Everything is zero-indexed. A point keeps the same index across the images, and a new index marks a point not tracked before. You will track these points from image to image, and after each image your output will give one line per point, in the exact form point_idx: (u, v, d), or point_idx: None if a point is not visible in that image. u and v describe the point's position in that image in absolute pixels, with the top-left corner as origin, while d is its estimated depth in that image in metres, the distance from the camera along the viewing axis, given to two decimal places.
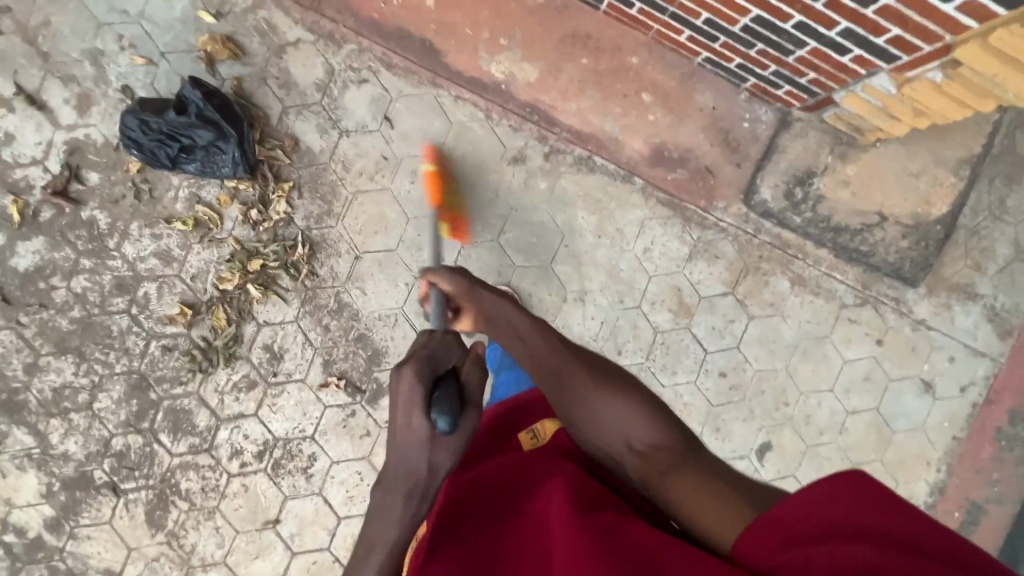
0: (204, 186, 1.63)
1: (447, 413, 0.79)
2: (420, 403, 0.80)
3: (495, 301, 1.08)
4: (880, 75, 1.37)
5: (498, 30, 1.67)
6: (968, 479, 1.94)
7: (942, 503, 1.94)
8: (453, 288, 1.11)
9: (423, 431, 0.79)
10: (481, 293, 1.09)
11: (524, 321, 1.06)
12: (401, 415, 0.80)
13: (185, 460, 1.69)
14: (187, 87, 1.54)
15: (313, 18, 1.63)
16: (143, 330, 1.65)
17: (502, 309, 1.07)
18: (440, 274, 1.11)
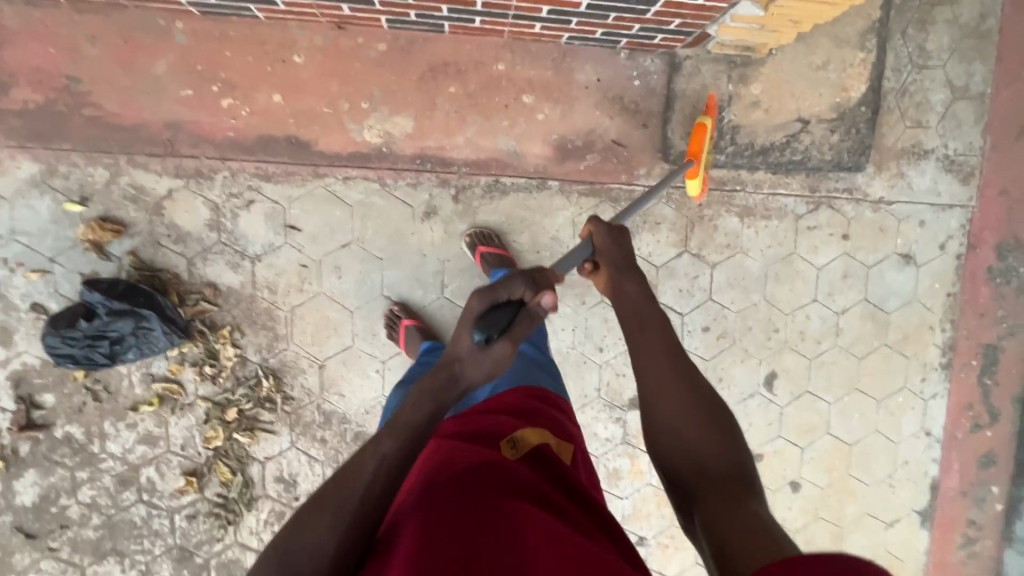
0: (152, 364, 1.64)
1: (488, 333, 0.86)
2: (477, 315, 0.88)
3: (640, 284, 1.01)
4: (743, 5, 1.27)
5: (355, 96, 1.59)
6: (975, 326, 1.92)
7: (957, 359, 1.94)
8: (603, 246, 1.06)
9: (468, 346, 0.88)
10: (632, 276, 1.02)
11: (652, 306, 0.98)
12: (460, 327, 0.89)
13: None
14: (91, 284, 1.53)
15: (174, 162, 1.57)
16: (162, 510, 1.71)
17: (632, 290, 1.00)
18: (603, 235, 1.07)
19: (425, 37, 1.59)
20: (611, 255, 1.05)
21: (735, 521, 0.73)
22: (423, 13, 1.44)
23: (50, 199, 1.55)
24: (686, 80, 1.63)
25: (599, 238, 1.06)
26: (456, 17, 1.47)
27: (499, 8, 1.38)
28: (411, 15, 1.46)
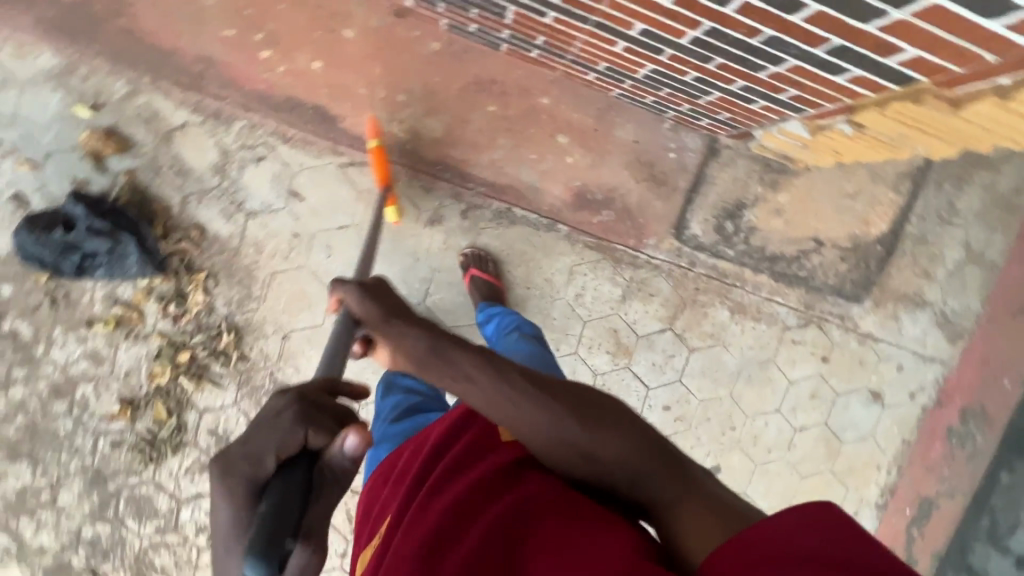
0: (118, 287, 1.62)
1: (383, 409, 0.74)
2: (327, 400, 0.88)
3: (421, 338, 0.81)
4: (792, 122, 1.28)
5: (393, 86, 1.57)
6: (919, 478, 1.91)
7: (892, 501, 1.93)
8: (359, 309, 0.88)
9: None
10: (404, 334, 0.82)
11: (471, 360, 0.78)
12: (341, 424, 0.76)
13: (155, 541, 1.78)
14: (78, 195, 1.50)
15: (198, 97, 1.55)
16: (88, 429, 1.69)
17: (423, 350, 0.80)
18: (353, 295, 0.89)
19: (479, 50, 1.57)
20: (375, 315, 0.87)
21: (695, 521, 0.66)
22: (483, 29, 1.43)
23: (67, 98, 1.53)
24: (720, 163, 1.65)
25: (352, 305, 0.88)
26: (514, 42, 1.45)
27: (557, 49, 1.37)
28: (471, 27, 1.44)
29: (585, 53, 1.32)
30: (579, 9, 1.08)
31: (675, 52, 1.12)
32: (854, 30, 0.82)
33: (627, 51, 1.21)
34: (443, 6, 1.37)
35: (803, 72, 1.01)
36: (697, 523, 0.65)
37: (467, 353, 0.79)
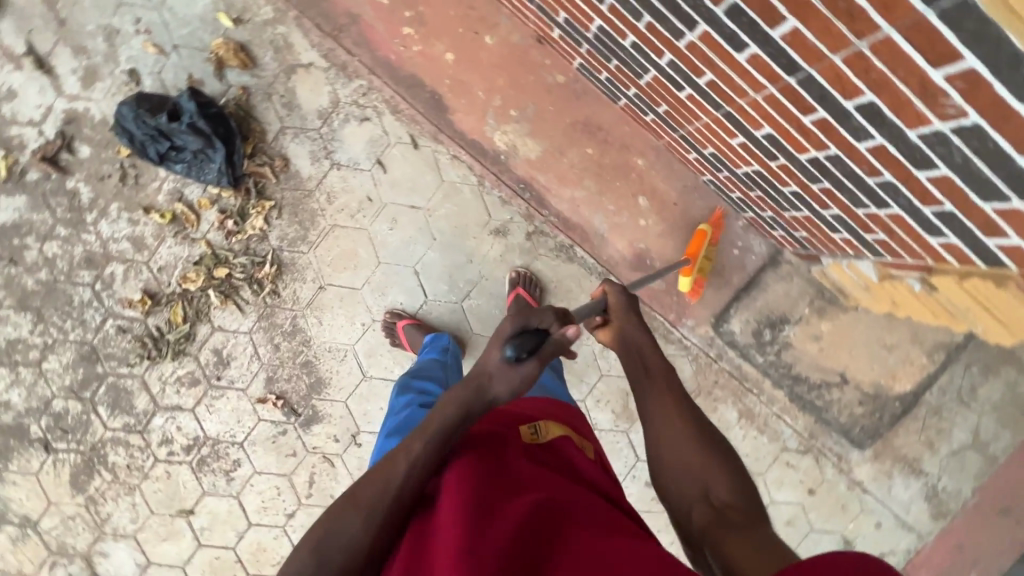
0: (187, 186, 1.65)
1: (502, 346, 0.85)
2: (506, 338, 0.89)
3: (636, 330, 1.05)
4: (865, 260, 1.33)
5: (510, 100, 1.64)
6: None
7: None
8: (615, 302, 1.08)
9: (498, 363, 0.88)
10: (631, 324, 1.06)
11: (641, 333, 1.04)
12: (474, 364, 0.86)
13: (117, 436, 1.77)
14: (190, 93, 1.57)
15: (331, 45, 1.62)
16: (101, 307, 1.70)
17: (637, 339, 1.04)
18: (615, 290, 1.09)
19: (598, 96, 1.65)
20: (620, 308, 1.08)
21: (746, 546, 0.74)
22: (612, 81, 1.50)
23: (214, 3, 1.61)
24: (779, 275, 1.71)
25: (612, 296, 1.08)
26: (635, 102, 1.52)
27: (674, 122, 1.44)
28: (601, 74, 1.52)
29: (699, 134, 1.39)
30: (717, 97, 1.15)
31: (787, 163, 1.19)
32: (972, 205, 0.88)
33: (741, 147, 1.28)
34: (586, 48, 1.44)
35: (902, 222, 1.07)
36: (748, 547, 0.74)
37: (640, 333, 1.05)
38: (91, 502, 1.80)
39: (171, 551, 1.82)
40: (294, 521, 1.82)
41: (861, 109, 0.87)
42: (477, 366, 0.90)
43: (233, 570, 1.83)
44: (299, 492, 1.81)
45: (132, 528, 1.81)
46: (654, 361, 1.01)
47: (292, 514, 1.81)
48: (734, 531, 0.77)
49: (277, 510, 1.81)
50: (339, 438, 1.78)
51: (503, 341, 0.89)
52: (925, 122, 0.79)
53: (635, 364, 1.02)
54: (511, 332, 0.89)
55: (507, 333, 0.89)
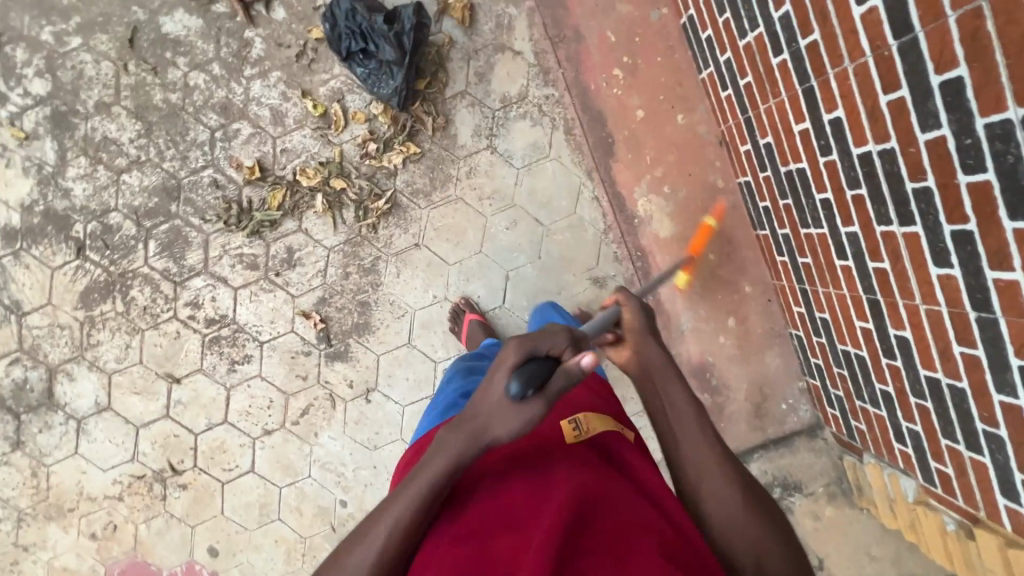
0: (351, 94, 1.66)
1: (523, 383, 0.77)
2: (512, 366, 0.80)
3: (642, 329, 1.03)
4: (909, 479, 1.40)
5: (668, 177, 1.71)
6: None
7: None
8: (630, 318, 1.04)
9: (500, 394, 0.79)
10: (642, 321, 1.04)
11: (660, 354, 1.00)
12: (491, 378, 0.82)
13: (151, 275, 1.70)
14: (407, 7, 1.57)
15: (544, 48, 1.68)
16: (210, 154, 1.67)
17: (638, 333, 1.03)
18: (632, 306, 1.05)
19: (741, 215, 1.73)
20: (635, 327, 1.04)
21: None
22: (769, 213, 1.58)
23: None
24: (810, 446, 1.78)
25: (627, 312, 1.04)
26: (777, 239, 1.60)
27: (807, 276, 1.51)
28: (761, 201, 1.60)
29: (824, 297, 1.47)
30: (876, 285, 1.23)
31: (899, 367, 1.27)
32: None
33: (862, 331, 1.36)
34: (766, 175, 1.53)
35: (983, 473, 1.14)
36: None
37: (663, 358, 1.00)
38: (87, 323, 1.72)
39: (136, 406, 1.74)
40: (267, 439, 1.77)
41: (1022, 370, 0.95)
42: (473, 405, 0.81)
43: (185, 454, 1.76)
44: (288, 416, 1.76)
45: (113, 366, 1.73)
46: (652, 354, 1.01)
47: (270, 433, 1.77)
48: None
49: (259, 421, 1.76)
50: (353, 385, 1.75)
51: (507, 371, 0.80)
52: None
53: (648, 384, 0.98)
54: (515, 363, 0.80)
55: (514, 363, 0.80)
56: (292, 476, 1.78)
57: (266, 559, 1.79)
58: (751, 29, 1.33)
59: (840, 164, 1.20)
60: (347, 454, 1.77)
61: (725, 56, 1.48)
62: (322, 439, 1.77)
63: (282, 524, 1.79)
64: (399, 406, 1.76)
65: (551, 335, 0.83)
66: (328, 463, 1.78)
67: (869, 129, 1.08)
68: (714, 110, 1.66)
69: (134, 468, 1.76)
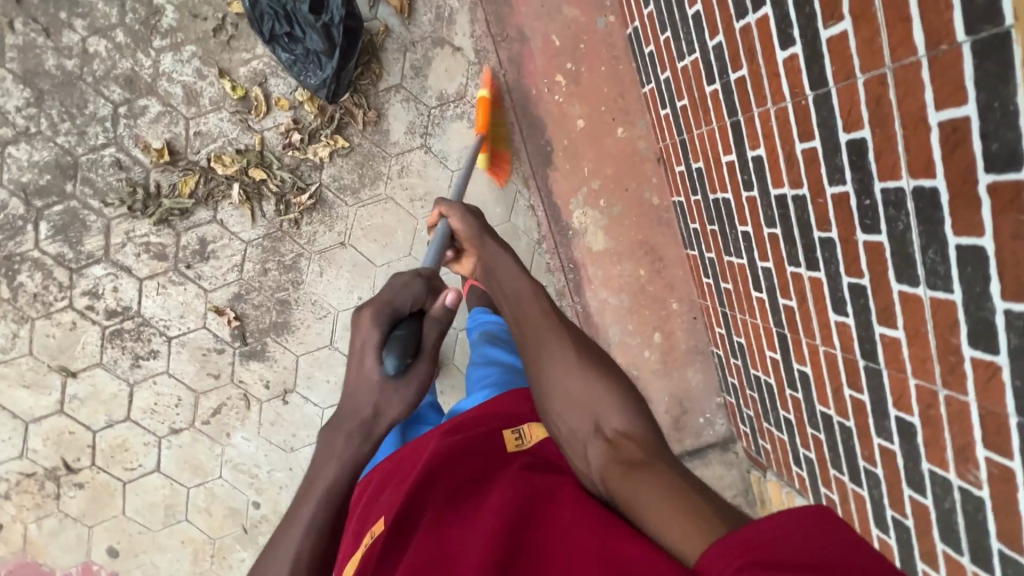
0: (275, 78, 1.54)
1: (395, 354, 0.78)
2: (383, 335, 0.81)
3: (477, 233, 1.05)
4: (804, 500, 1.48)
5: (605, 189, 1.70)
6: None
7: None
8: (462, 228, 1.06)
9: (374, 350, 0.80)
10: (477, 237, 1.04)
11: (504, 270, 0.98)
12: (357, 359, 0.81)
13: (42, 260, 1.56)
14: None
15: (486, 45, 1.61)
16: (112, 131, 1.52)
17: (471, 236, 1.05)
18: (457, 211, 1.07)
19: (674, 233, 1.74)
20: (470, 233, 1.06)
21: (659, 496, 0.61)
22: (699, 236, 1.60)
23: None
24: (722, 459, 1.85)
25: (454, 220, 1.06)
26: (704, 261, 1.62)
27: (728, 301, 1.54)
28: (692, 223, 1.62)
29: (741, 323, 1.51)
30: (785, 320, 1.27)
31: (800, 399, 1.32)
32: (930, 535, 1.02)
33: (772, 361, 1.40)
34: (697, 198, 1.53)
35: (863, 506, 1.21)
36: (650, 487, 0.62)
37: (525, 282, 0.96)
38: None
39: (26, 399, 1.62)
40: (174, 438, 1.68)
41: (900, 420, 1.00)
42: (352, 395, 0.81)
43: (81, 452, 1.65)
44: (198, 415, 1.67)
45: None
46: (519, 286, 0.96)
47: (178, 432, 1.68)
48: (653, 490, 0.62)
49: (165, 420, 1.66)
50: (270, 386, 1.68)
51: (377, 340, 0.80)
52: (942, 466, 0.93)
53: (514, 327, 0.92)
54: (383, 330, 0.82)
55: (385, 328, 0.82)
56: (200, 476, 1.70)
57: (172, 559, 1.72)
58: (688, 52, 1.30)
59: (760, 201, 1.21)
60: (262, 456, 1.71)
61: (665, 74, 1.46)
62: (235, 439, 1.70)
63: (189, 525, 1.71)
64: (318, 408, 1.70)
65: (403, 291, 0.86)
66: (240, 464, 1.71)
67: (785, 173, 1.09)
68: (654, 126, 1.65)
69: (23, 465, 1.64)
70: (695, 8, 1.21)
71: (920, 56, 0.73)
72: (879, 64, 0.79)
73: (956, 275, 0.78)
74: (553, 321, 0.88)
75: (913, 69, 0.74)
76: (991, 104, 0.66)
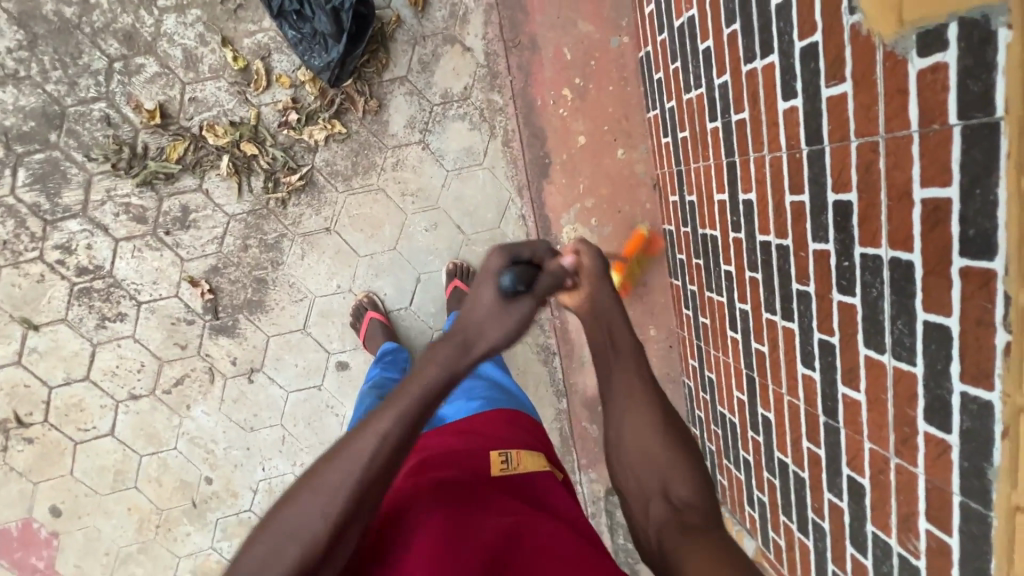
0: (278, 53, 1.51)
1: (513, 273, 0.75)
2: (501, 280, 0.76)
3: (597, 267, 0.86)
4: (752, 540, 1.50)
5: (597, 208, 1.69)
6: None
7: None
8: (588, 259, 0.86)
9: (492, 300, 0.75)
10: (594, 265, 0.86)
11: (615, 298, 0.87)
12: (476, 286, 0.77)
13: (16, 208, 1.53)
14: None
15: (497, 49, 1.59)
16: (104, 86, 1.49)
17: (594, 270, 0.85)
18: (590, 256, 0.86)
19: (661, 260, 1.74)
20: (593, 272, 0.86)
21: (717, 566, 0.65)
22: (684, 267, 1.60)
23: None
24: None
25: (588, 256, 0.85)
26: (686, 292, 1.63)
27: (704, 334, 1.55)
28: (679, 253, 1.62)
29: (713, 359, 1.52)
30: (755, 364, 1.28)
31: (760, 442, 1.34)
32: None
33: (738, 401, 1.41)
34: (686, 230, 1.54)
35: (806, 556, 1.22)
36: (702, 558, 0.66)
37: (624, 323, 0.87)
38: None
39: None
40: (133, 404, 1.66)
41: (851, 479, 1.01)
42: (462, 319, 0.76)
43: (34, 406, 1.63)
44: (160, 383, 1.66)
45: None
46: (619, 329, 0.87)
47: (139, 398, 1.66)
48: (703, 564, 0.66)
49: (125, 383, 1.64)
50: (237, 363, 1.67)
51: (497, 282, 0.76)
52: (886, 531, 0.94)
53: (594, 327, 0.89)
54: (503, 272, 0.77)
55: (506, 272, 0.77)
56: (156, 445, 1.69)
57: (116, 524, 1.72)
58: (695, 85, 1.30)
59: (745, 243, 1.22)
60: (221, 432, 1.70)
61: (671, 103, 1.45)
62: (195, 413, 1.69)
63: (138, 493, 1.71)
64: (284, 392, 1.70)
65: (530, 245, 0.80)
66: (198, 437, 1.70)
67: (772, 221, 1.09)
68: (654, 151, 1.64)
69: None
70: (707, 44, 1.21)
71: (912, 131, 0.73)
72: (874, 130, 0.79)
73: (921, 350, 0.79)
74: (639, 361, 0.86)
75: (905, 142, 0.74)
76: (973, 191, 0.66)
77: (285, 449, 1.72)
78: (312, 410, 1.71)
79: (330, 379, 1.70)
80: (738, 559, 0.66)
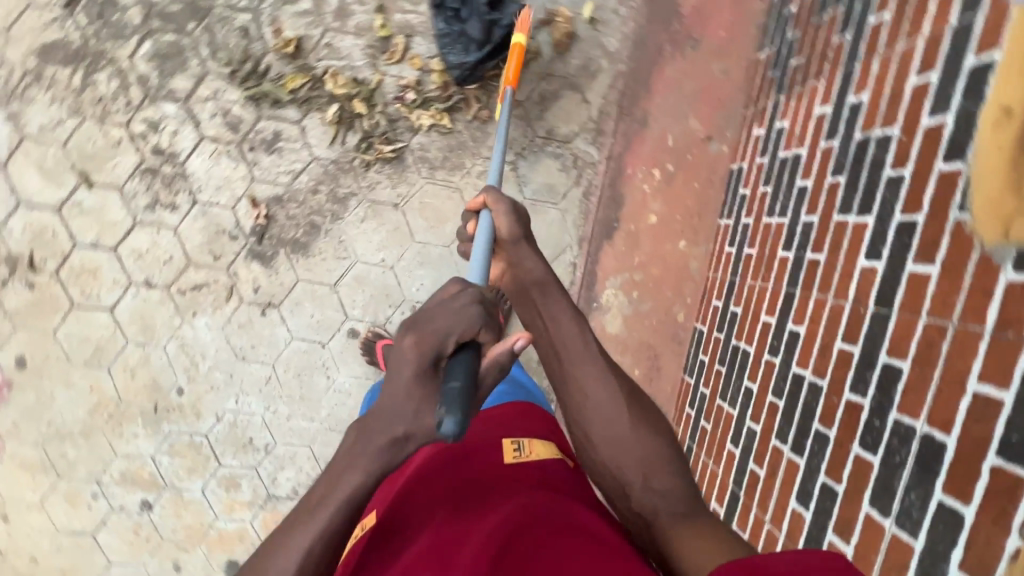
0: (421, 37, 1.61)
1: (448, 409, 0.62)
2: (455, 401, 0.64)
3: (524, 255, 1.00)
4: None
5: (642, 283, 1.76)
6: None
7: None
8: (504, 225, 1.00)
9: (431, 415, 0.66)
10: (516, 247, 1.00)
11: (526, 252, 1.00)
12: (404, 391, 0.67)
13: (126, 72, 1.58)
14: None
15: (610, 110, 1.69)
16: (257, 3, 1.58)
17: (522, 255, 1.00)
18: (501, 206, 1.00)
19: (681, 354, 1.79)
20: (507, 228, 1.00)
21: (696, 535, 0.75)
22: (703, 369, 1.66)
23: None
24: None
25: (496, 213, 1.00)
26: (695, 392, 1.68)
27: (699, 438, 1.59)
28: (702, 354, 1.68)
29: (700, 463, 1.56)
30: (745, 483, 1.31)
31: None
32: None
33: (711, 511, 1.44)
34: (719, 336, 1.60)
35: None
36: (693, 531, 0.76)
37: (542, 270, 1.00)
38: (35, 76, 1.57)
39: (32, 182, 1.60)
40: (144, 291, 1.66)
41: None
42: (396, 426, 0.67)
43: (52, 256, 1.62)
44: (178, 282, 1.66)
45: (33, 131, 1.58)
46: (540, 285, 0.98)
47: (152, 287, 1.66)
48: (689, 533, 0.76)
49: (147, 269, 1.65)
50: (257, 293, 1.68)
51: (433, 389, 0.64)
52: None
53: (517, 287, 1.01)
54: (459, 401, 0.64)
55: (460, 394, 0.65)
56: (146, 339, 1.68)
57: (70, 400, 1.68)
58: (779, 213, 1.39)
59: (777, 370, 1.28)
60: (213, 351, 1.70)
61: (748, 219, 1.55)
62: (198, 323, 1.68)
63: (107, 376, 1.68)
64: (288, 337, 1.70)
65: (451, 319, 0.68)
66: (189, 347, 1.69)
67: (814, 359, 1.16)
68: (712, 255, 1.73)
69: None
70: (806, 183, 1.30)
71: (984, 330, 0.80)
72: (947, 315, 0.86)
73: (926, 526, 0.83)
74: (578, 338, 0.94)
75: (974, 337, 0.81)
76: None
77: (264, 390, 1.72)
78: (307, 364, 1.72)
79: (336, 342, 1.71)
80: (724, 533, 0.76)
